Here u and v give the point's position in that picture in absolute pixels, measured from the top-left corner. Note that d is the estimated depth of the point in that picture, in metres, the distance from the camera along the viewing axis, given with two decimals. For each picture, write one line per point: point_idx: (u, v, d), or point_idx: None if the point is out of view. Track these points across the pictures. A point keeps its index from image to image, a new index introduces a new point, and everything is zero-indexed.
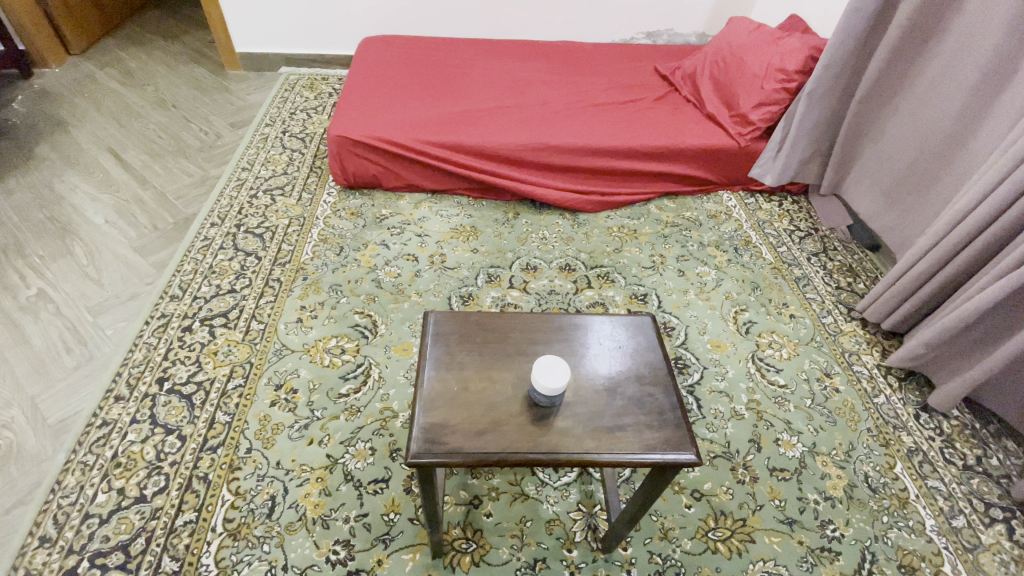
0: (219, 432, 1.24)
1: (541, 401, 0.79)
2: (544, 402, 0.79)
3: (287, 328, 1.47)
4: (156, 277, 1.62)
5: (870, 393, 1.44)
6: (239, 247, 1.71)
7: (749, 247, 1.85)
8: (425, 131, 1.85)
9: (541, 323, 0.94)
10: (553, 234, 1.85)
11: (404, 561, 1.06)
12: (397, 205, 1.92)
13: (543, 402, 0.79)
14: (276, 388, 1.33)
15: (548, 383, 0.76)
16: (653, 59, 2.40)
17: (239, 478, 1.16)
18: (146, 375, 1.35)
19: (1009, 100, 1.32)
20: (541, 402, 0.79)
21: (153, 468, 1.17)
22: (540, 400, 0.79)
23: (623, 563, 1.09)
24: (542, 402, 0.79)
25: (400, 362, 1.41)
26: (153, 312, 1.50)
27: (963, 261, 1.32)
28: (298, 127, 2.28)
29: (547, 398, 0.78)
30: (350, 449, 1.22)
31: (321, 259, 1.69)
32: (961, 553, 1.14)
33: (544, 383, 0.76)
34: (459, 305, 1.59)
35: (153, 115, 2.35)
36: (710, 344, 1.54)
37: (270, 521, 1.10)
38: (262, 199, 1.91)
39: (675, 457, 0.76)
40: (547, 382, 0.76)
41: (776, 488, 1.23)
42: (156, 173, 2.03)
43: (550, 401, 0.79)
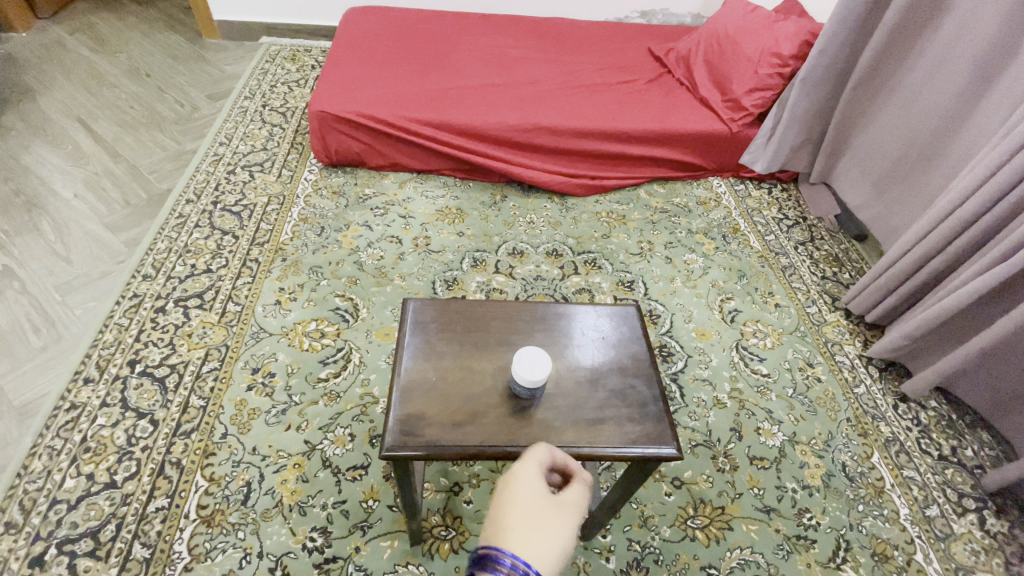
0: (193, 417, 1.21)
1: (522, 394, 0.78)
2: (525, 394, 0.78)
3: (265, 310, 1.43)
4: (128, 255, 1.56)
5: (851, 383, 1.45)
6: (216, 225, 1.65)
7: (736, 235, 1.84)
8: (410, 108, 1.79)
9: (524, 312, 0.92)
10: (540, 218, 1.82)
11: (382, 548, 1.05)
12: (381, 184, 1.87)
13: (524, 395, 0.78)
14: (252, 372, 1.30)
15: (529, 376, 0.74)
16: (646, 39, 2.35)
17: (213, 464, 1.14)
18: (117, 357, 1.31)
19: (1002, 92, 1.30)
20: (522, 394, 0.78)
21: (125, 453, 1.14)
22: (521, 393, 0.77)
23: (602, 550, 1.09)
24: (524, 394, 0.78)
25: (381, 347, 1.38)
26: (124, 292, 1.44)
27: (949, 255, 1.32)
28: (279, 101, 2.20)
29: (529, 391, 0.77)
30: (328, 435, 1.20)
31: (301, 239, 1.64)
32: (933, 542, 1.16)
33: (524, 376, 0.74)
34: (443, 289, 1.56)
35: (126, 84, 2.25)
36: (695, 332, 1.53)
37: (245, 508, 1.08)
38: (240, 174, 1.84)
39: (655, 451, 0.75)
40: (528, 375, 0.74)
41: (755, 477, 1.24)
42: (129, 146, 1.95)
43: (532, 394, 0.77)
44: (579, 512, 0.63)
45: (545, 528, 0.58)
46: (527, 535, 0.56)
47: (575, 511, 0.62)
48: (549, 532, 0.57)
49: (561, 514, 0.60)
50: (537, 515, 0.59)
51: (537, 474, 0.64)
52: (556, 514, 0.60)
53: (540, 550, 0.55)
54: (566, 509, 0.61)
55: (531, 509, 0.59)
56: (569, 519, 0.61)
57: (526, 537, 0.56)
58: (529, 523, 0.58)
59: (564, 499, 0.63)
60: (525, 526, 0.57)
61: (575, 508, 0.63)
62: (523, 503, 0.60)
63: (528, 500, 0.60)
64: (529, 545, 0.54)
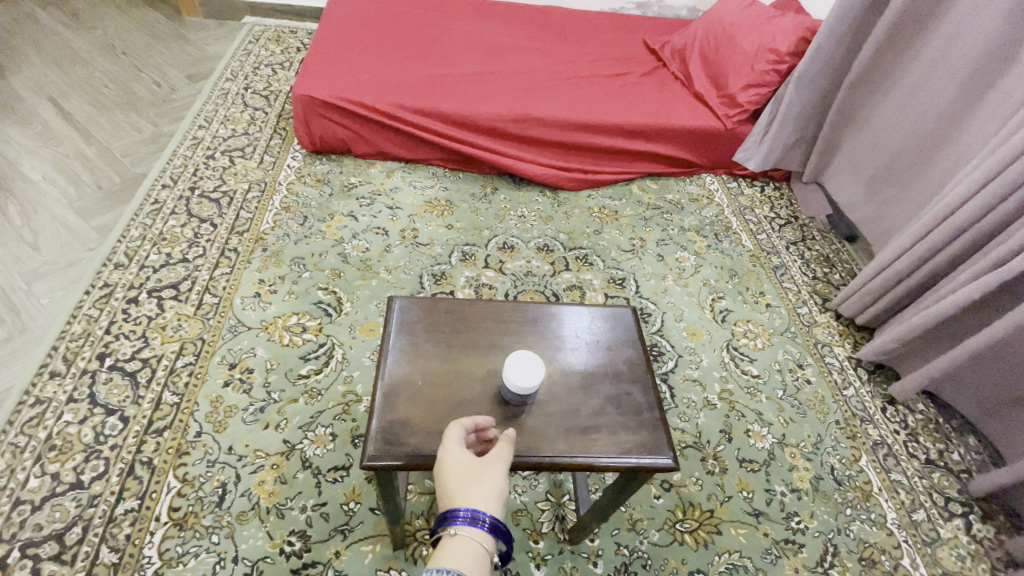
0: (166, 414, 1.16)
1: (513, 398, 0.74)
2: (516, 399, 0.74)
3: (243, 303, 1.38)
4: (99, 242, 1.49)
5: (840, 385, 1.44)
6: (193, 213, 1.59)
7: (728, 233, 1.82)
8: (399, 95, 1.73)
9: (515, 312, 0.88)
10: (531, 212, 1.78)
11: (364, 553, 1.01)
12: (368, 172, 1.81)
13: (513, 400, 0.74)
14: (229, 367, 1.25)
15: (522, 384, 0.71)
16: (641, 31, 2.30)
17: (187, 465, 1.09)
18: (85, 350, 1.24)
19: (1000, 96, 1.29)
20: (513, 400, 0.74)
21: (92, 452, 1.09)
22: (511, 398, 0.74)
23: (590, 554, 1.07)
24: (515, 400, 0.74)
25: (365, 343, 1.34)
26: (94, 281, 1.37)
27: (943, 259, 1.31)
28: (262, 83, 2.12)
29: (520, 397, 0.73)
30: (309, 434, 1.16)
31: (283, 228, 1.58)
32: (920, 546, 1.16)
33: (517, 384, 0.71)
34: (431, 284, 1.51)
35: (99, 62, 2.15)
36: (686, 331, 1.51)
37: (220, 510, 1.04)
38: (219, 160, 1.77)
39: (651, 461, 0.72)
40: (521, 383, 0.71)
41: (744, 480, 1.22)
42: (102, 127, 1.86)
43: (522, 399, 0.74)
44: (509, 451, 0.66)
45: (481, 478, 0.61)
46: (471, 490, 0.59)
47: (506, 451, 0.66)
48: (487, 479, 0.61)
49: (493, 461, 0.64)
50: (473, 469, 0.62)
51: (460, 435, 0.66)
52: (489, 462, 0.63)
53: (484, 497, 0.59)
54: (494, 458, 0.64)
55: (465, 468, 0.62)
56: (502, 460, 0.64)
57: (468, 492, 0.59)
58: (466, 479, 0.61)
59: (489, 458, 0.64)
60: (465, 484, 0.60)
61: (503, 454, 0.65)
62: (456, 466, 0.63)
63: (461, 462, 0.63)
64: (474, 496, 0.58)
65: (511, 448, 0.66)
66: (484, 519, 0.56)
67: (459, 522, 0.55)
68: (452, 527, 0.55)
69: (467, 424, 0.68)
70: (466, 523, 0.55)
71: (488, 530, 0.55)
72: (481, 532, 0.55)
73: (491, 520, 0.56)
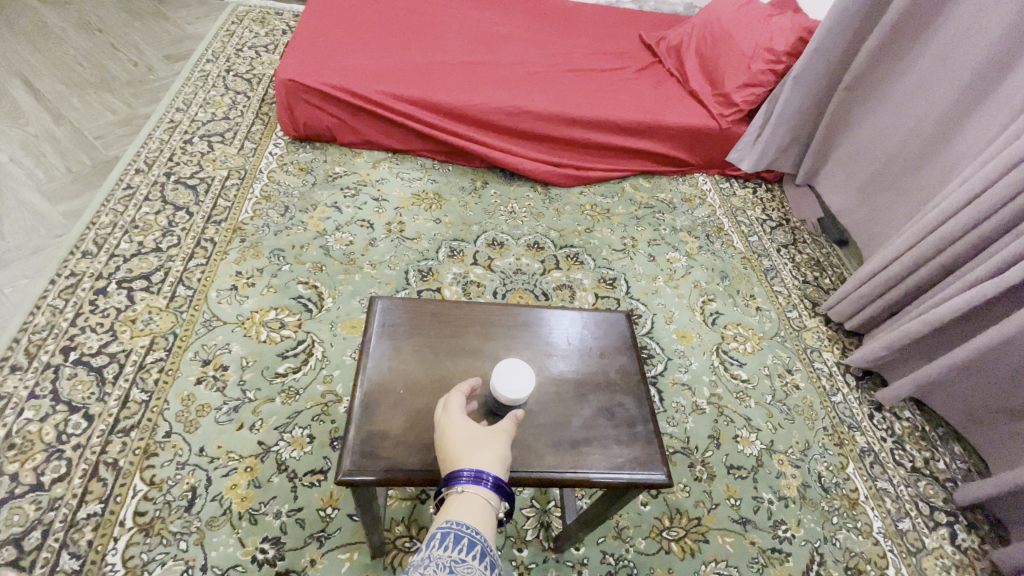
0: (134, 412, 1.10)
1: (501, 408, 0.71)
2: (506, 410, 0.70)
3: (219, 296, 1.32)
4: (67, 229, 1.41)
5: (828, 391, 1.43)
6: (168, 200, 1.51)
7: (720, 235, 1.80)
8: (387, 82, 1.67)
9: (504, 316, 0.85)
10: (521, 208, 1.74)
11: (341, 561, 0.97)
12: (353, 162, 1.75)
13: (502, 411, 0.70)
14: (203, 364, 1.19)
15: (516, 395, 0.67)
16: (637, 26, 2.27)
17: (155, 466, 1.03)
18: (49, 343, 1.18)
19: (998, 104, 1.27)
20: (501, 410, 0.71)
21: (54, 452, 1.03)
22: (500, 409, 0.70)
23: (575, 563, 1.05)
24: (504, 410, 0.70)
25: (346, 341, 1.29)
26: (60, 270, 1.30)
27: (935, 267, 1.30)
28: (244, 66, 2.04)
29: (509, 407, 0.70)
30: (285, 435, 1.11)
31: (263, 219, 1.52)
32: (905, 556, 1.15)
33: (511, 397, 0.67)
34: (416, 280, 1.46)
35: (73, 38, 2.04)
36: (676, 334, 1.49)
37: (189, 515, 0.99)
38: (197, 145, 1.69)
39: (644, 477, 0.69)
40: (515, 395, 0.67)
41: (732, 487, 1.21)
42: (73, 107, 1.77)
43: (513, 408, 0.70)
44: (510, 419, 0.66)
45: (483, 442, 0.61)
46: (473, 453, 0.60)
47: (507, 419, 0.66)
48: (490, 442, 0.61)
49: (494, 427, 0.64)
50: (475, 434, 0.62)
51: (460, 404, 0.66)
52: (491, 429, 0.64)
53: (486, 458, 0.59)
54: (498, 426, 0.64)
55: (466, 435, 0.62)
56: (503, 426, 0.64)
57: (470, 455, 0.59)
58: (468, 444, 0.61)
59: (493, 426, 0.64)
60: (468, 447, 0.60)
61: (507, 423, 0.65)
62: (457, 432, 0.63)
63: (462, 429, 0.63)
64: (477, 457, 0.59)
65: (513, 416, 0.66)
66: (487, 478, 0.57)
67: (464, 481, 0.56)
68: (457, 485, 0.56)
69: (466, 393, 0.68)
70: (471, 482, 0.56)
71: (492, 488, 0.56)
72: (486, 490, 0.55)
73: (495, 479, 0.57)
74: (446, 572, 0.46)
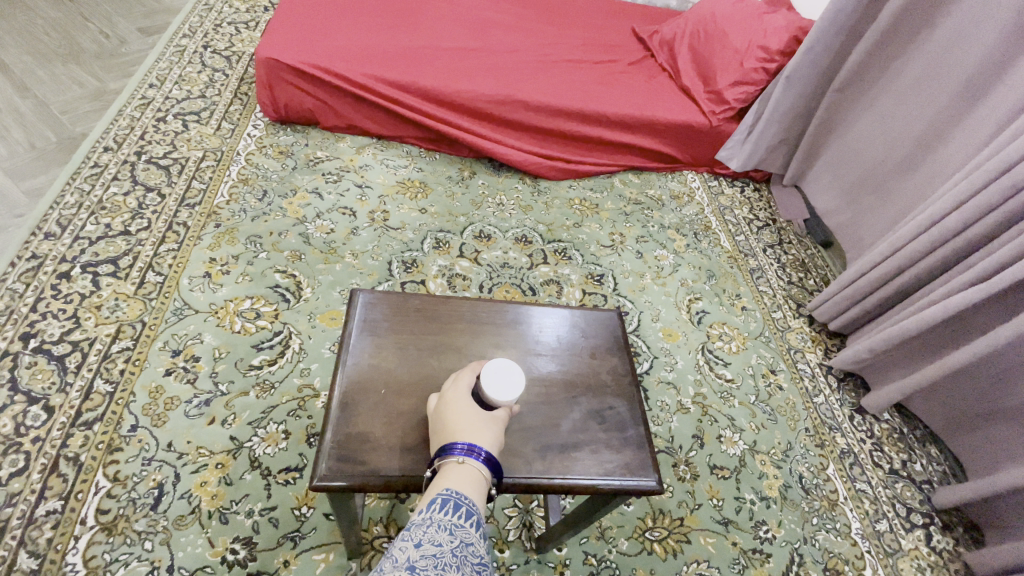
0: (98, 404, 1.04)
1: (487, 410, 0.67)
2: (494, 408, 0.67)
3: (191, 284, 1.26)
4: (29, 208, 1.33)
5: (811, 392, 1.44)
6: (139, 180, 1.44)
7: (708, 233, 1.79)
8: (374, 65, 1.61)
9: (491, 313, 0.82)
10: (510, 200, 1.71)
11: (316, 562, 0.94)
12: (336, 147, 1.69)
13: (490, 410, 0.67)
14: (172, 355, 1.14)
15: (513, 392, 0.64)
16: (630, 18, 2.24)
17: (119, 462, 0.98)
18: (6, 329, 1.11)
19: (988, 110, 1.28)
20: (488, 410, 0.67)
21: (10, 445, 0.97)
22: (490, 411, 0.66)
23: (557, 564, 1.03)
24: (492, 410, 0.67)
25: (325, 333, 1.24)
26: (20, 251, 1.22)
27: (920, 271, 1.30)
28: (223, 43, 1.95)
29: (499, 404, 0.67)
30: (259, 431, 1.07)
31: (239, 203, 1.45)
32: (882, 557, 1.16)
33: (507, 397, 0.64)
34: (400, 271, 1.42)
35: (39, 5, 1.93)
36: (662, 332, 1.48)
37: (155, 514, 0.94)
38: (171, 123, 1.61)
39: (634, 483, 0.67)
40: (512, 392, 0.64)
41: (714, 487, 1.20)
42: (37, 79, 1.67)
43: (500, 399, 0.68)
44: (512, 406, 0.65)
45: (481, 420, 0.61)
46: (470, 428, 0.59)
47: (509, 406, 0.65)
48: (487, 422, 0.61)
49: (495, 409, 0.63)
50: (475, 412, 0.62)
51: (466, 382, 0.66)
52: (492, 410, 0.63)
53: (481, 434, 0.59)
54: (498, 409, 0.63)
55: (466, 410, 0.62)
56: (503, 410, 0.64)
57: (466, 429, 0.59)
58: (466, 420, 0.61)
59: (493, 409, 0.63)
60: (465, 423, 0.60)
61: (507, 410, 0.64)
62: (457, 406, 0.62)
63: (462, 404, 0.63)
64: (473, 432, 0.59)
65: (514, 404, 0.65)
66: (480, 452, 0.56)
67: (459, 453, 0.56)
68: (452, 456, 0.56)
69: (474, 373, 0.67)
70: (465, 454, 0.56)
71: (484, 462, 0.56)
72: (479, 463, 0.55)
73: (487, 454, 0.57)
74: (447, 533, 0.47)
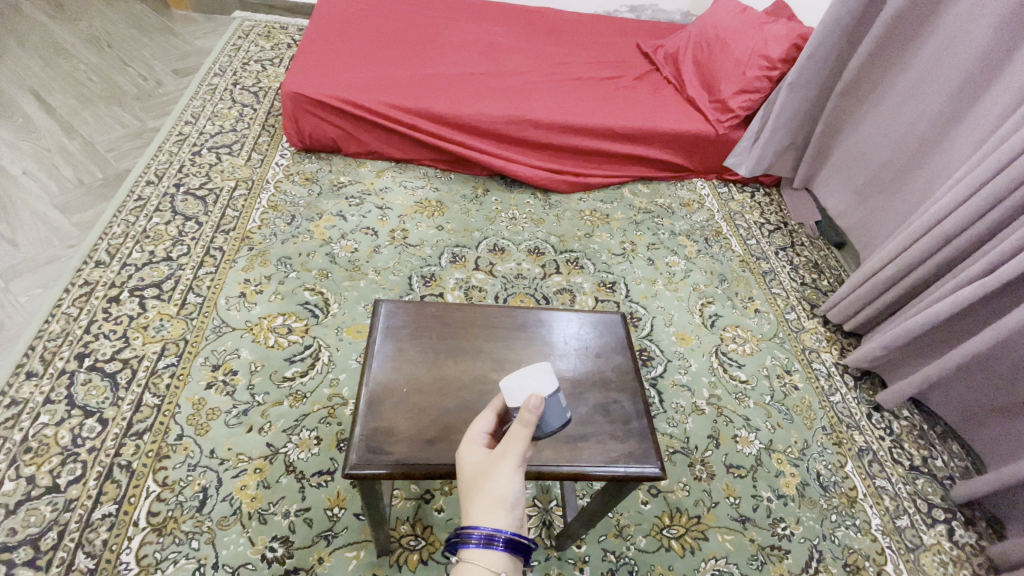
0: (147, 416, 1.13)
1: (544, 432, 0.61)
2: (548, 424, 0.60)
3: (228, 303, 1.36)
4: (80, 239, 1.46)
5: (827, 391, 1.45)
6: (177, 210, 1.56)
7: (719, 238, 1.83)
8: (390, 94, 1.71)
9: (503, 318, 0.88)
10: (522, 214, 1.77)
11: (348, 559, 1.00)
12: (357, 172, 1.79)
13: (538, 432, 0.61)
14: (212, 369, 1.23)
15: (529, 383, 0.58)
16: (635, 34, 2.31)
17: (167, 468, 1.07)
18: (63, 349, 1.21)
19: (989, 106, 1.30)
20: (545, 431, 0.61)
21: (69, 455, 1.06)
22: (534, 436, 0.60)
23: (577, 561, 1.07)
24: (545, 427, 0.61)
25: (352, 345, 1.32)
26: (74, 279, 1.34)
27: (929, 267, 1.32)
28: (250, 79, 2.09)
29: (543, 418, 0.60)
30: (292, 438, 1.14)
31: (270, 227, 1.56)
32: (903, 553, 1.17)
33: (525, 391, 0.58)
34: (420, 286, 1.50)
35: (84, 54, 2.10)
36: (675, 336, 1.51)
37: (200, 515, 1.02)
38: (206, 156, 1.74)
39: (638, 470, 0.73)
40: (529, 383, 0.58)
41: (731, 486, 1.22)
42: (85, 122, 1.81)
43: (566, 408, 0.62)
44: (525, 433, 0.56)
45: (488, 482, 0.55)
46: (481, 501, 0.54)
47: (521, 436, 0.56)
48: (498, 483, 0.55)
49: (503, 454, 0.56)
50: (485, 471, 0.56)
51: (483, 428, 0.62)
52: (498, 457, 0.56)
53: (493, 511, 0.53)
54: (503, 454, 0.56)
55: (476, 470, 0.57)
56: (512, 450, 0.56)
57: (476, 504, 0.54)
58: (475, 487, 0.56)
59: (499, 454, 0.56)
60: (475, 492, 0.55)
61: (515, 448, 0.56)
62: (469, 465, 0.58)
63: (474, 461, 0.59)
64: (486, 507, 0.54)
65: (522, 431, 0.55)
66: (499, 538, 0.52)
67: (473, 545, 0.51)
68: (467, 549, 0.51)
69: (496, 409, 0.63)
70: (481, 545, 0.51)
71: (505, 548, 0.52)
72: (498, 552, 0.51)
73: (507, 536, 0.52)
74: None
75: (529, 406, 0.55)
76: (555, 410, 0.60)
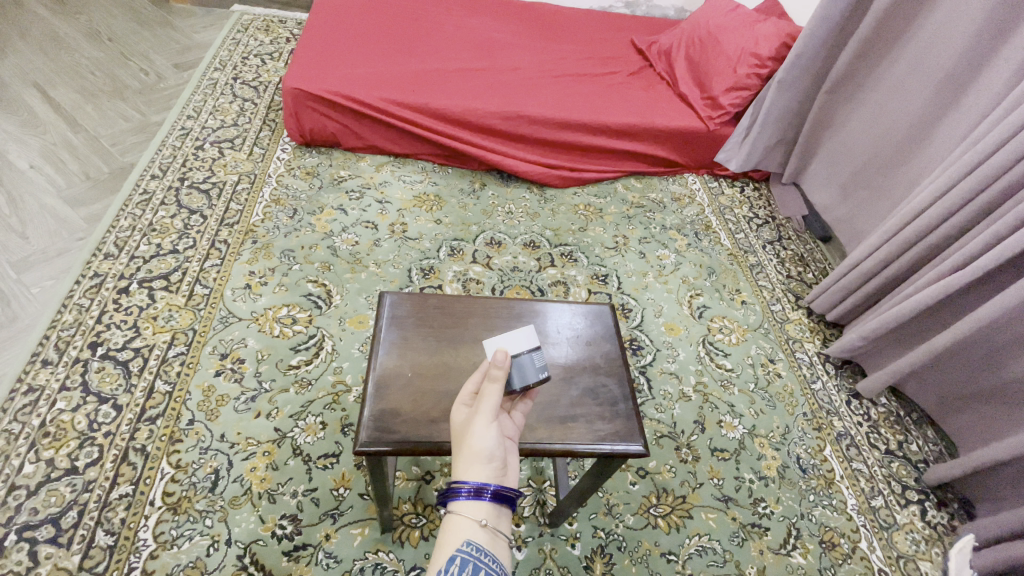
0: (159, 402, 1.18)
1: (514, 390, 0.65)
2: (518, 380, 0.65)
3: (234, 294, 1.41)
4: (89, 232, 1.50)
5: (809, 379, 1.52)
6: (182, 204, 1.60)
7: (708, 232, 1.88)
8: (390, 89, 1.75)
9: (501, 309, 0.94)
10: (518, 208, 1.83)
11: (353, 535, 1.06)
12: (357, 166, 1.83)
13: (514, 388, 0.65)
14: (221, 357, 1.28)
15: (503, 339, 0.65)
16: (630, 30, 2.35)
17: (180, 451, 1.12)
18: (77, 339, 1.26)
19: (968, 105, 1.36)
20: (514, 389, 0.65)
21: (86, 439, 1.11)
22: (505, 391, 0.65)
23: (569, 537, 1.14)
24: (514, 384, 0.65)
25: (354, 335, 1.38)
26: (84, 271, 1.38)
27: (906, 261, 1.38)
28: (251, 74, 2.12)
29: (511, 374, 0.65)
30: (299, 423, 1.20)
31: (273, 221, 1.60)
32: (877, 531, 1.24)
33: (497, 346, 0.64)
34: (419, 278, 1.55)
35: (84, 47, 2.12)
36: (664, 326, 1.57)
37: (213, 495, 1.08)
38: (209, 151, 1.78)
39: (624, 447, 0.79)
40: (502, 340, 0.65)
41: (715, 468, 1.29)
42: (88, 115, 1.84)
43: (542, 367, 0.67)
44: (496, 388, 0.61)
45: (467, 439, 0.60)
46: (462, 459, 0.59)
47: (494, 391, 0.61)
48: (481, 441, 0.60)
49: (479, 411, 0.61)
50: (469, 431, 0.61)
51: (471, 388, 0.65)
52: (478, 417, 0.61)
53: (473, 466, 0.58)
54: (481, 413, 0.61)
55: (461, 430, 0.62)
56: (488, 406, 0.61)
57: (460, 461, 0.59)
58: (458, 445, 0.61)
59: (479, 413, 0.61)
60: (457, 451, 0.60)
61: (491, 406, 0.61)
62: (454, 427, 0.63)
63: (457, 422, 0.63)
64: (472, 466, 0.58)
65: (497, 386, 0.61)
66: (486, 491, 0.56)
67: (464, 497, 0.55)
68: (456, 502, 0.55)
69: (483, 368, 0.66)
70: (470, 497, 0.55)
71: (493, 499, 0.56)
72: (486, 502, 0.56)
73: (494, 489, 0.57)
74: None
75: (495, 360, 0.62)
76: (528, 368, 0.65)
